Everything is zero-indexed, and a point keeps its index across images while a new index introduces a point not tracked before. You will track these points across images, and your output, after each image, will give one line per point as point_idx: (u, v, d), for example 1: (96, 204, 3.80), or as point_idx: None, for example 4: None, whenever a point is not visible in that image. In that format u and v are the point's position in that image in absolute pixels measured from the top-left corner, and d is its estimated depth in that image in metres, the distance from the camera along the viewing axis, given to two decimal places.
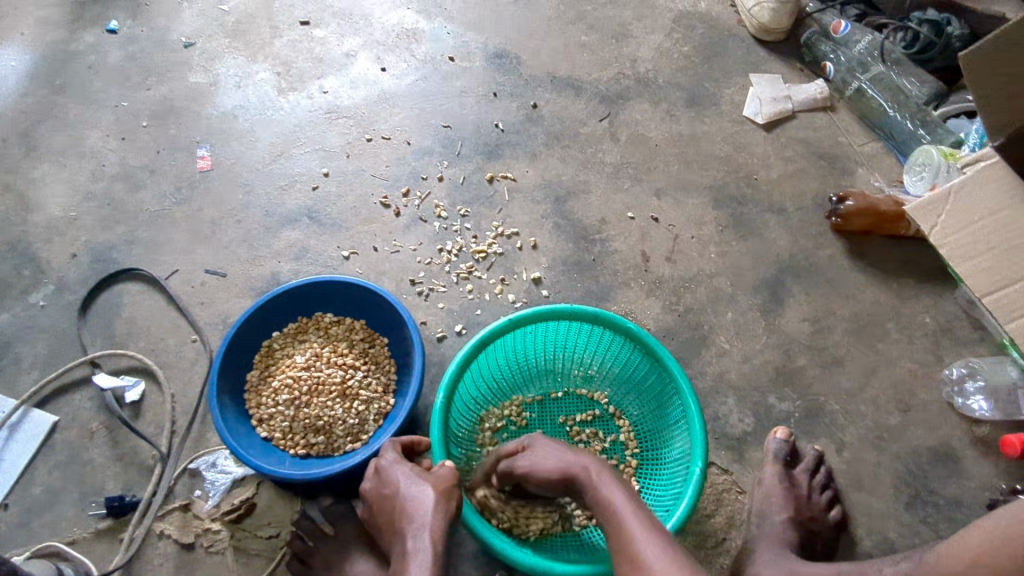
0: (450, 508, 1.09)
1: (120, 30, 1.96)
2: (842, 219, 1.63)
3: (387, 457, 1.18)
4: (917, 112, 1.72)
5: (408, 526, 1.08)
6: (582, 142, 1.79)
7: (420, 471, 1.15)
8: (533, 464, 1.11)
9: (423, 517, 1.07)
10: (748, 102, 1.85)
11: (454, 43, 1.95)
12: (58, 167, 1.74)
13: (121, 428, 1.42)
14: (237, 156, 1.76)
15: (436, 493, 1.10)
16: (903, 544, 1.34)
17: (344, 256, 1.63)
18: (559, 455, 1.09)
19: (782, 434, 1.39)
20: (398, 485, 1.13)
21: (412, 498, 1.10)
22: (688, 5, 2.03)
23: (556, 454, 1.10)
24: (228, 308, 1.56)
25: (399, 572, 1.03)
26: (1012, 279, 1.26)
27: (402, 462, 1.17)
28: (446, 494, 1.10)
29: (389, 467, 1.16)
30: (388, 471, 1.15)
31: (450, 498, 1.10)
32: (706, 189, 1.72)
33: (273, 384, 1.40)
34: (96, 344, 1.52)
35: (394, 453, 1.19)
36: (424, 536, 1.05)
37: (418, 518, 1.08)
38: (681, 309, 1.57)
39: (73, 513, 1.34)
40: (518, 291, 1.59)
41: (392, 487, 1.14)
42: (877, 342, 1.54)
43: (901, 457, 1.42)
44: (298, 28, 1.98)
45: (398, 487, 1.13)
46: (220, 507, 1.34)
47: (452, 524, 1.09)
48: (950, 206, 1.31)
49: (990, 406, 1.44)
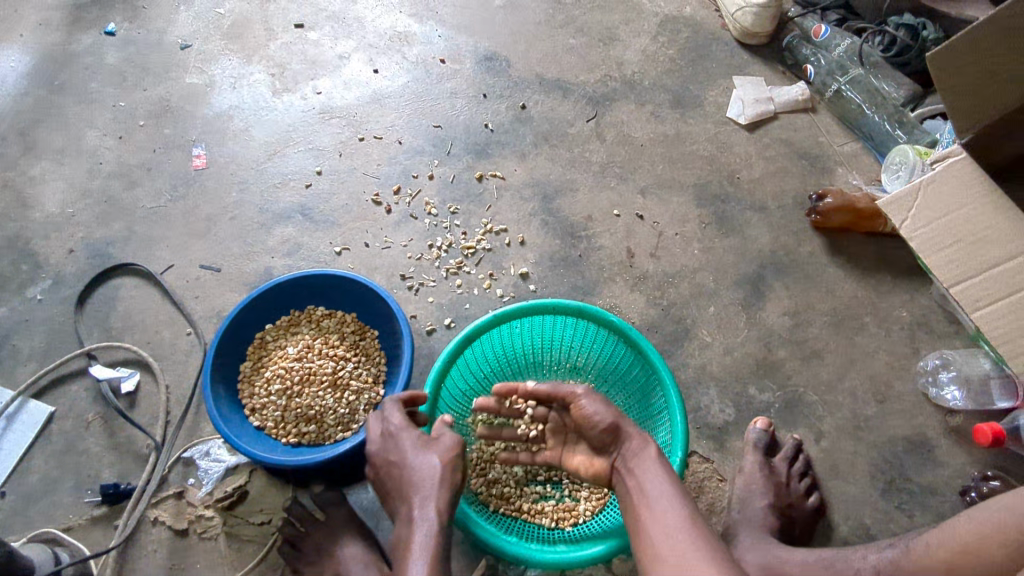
0: (454, 480, 1.13)
1: (117, 32, 2.00)
2: (821, 216, 1.68)
3: (394, 416, 1.20)
4: (894, 114, 1.78)
5: (414, 495, 1.11)
6: (570, 142, 1.83)
7: (426, 440, 1.17)
8: (583, 410, 1.17)
9: (429, 488, 1.11)
10: (731, 104, 1.90)
11: (445, 46, 2.00)
12: (57, 165, 1.78)
13: (116, 419, 1.45)
14: (232, 156, 1.80)
15: (442, 463, 1.13)
16: (879, 530, 1.38)
17: (336, 251, 1.67)
18: (612, 411, 1.16)
19: (762, 425, 1.43)
20: (404, 452, 1.15)
21: (417, 468, 1.13)
22: (673, 10, 2.08)
23: (609, 408, 1.16)
24: (222, 302, 1.60)
25: (403, 540, 1.07)
26: (979, 269, 1.28)
27: (409, 428, 1.18)
28: (452, 462, 1.14)
29: (396, 432, 1.17)
30: (397, 437, 1.17)
31: (454, 471, 1.13)
32: (690, 188, 1.77)
33: (265, 374, 1.43)
34: (92, 337, 1.55)
35: (400, 413, 1.20)
36: (430, 507, 1.09)
37: (425, 488, 1.11)
38: (664, 303, 1.61)
39: (68, 501, 1.37)
40: (506, 286, 1.63)
41: (399, 454, 1.16)
42: (855, 335, 1.58)
43: (877, 446, 1.46)
44: (292, 30, 2.03)
45: (403, 455, 1.15)
46: (214, 495, 1.37)
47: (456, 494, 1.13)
48: (919, 201, 1.32)
49: (963, 395, 1.48)
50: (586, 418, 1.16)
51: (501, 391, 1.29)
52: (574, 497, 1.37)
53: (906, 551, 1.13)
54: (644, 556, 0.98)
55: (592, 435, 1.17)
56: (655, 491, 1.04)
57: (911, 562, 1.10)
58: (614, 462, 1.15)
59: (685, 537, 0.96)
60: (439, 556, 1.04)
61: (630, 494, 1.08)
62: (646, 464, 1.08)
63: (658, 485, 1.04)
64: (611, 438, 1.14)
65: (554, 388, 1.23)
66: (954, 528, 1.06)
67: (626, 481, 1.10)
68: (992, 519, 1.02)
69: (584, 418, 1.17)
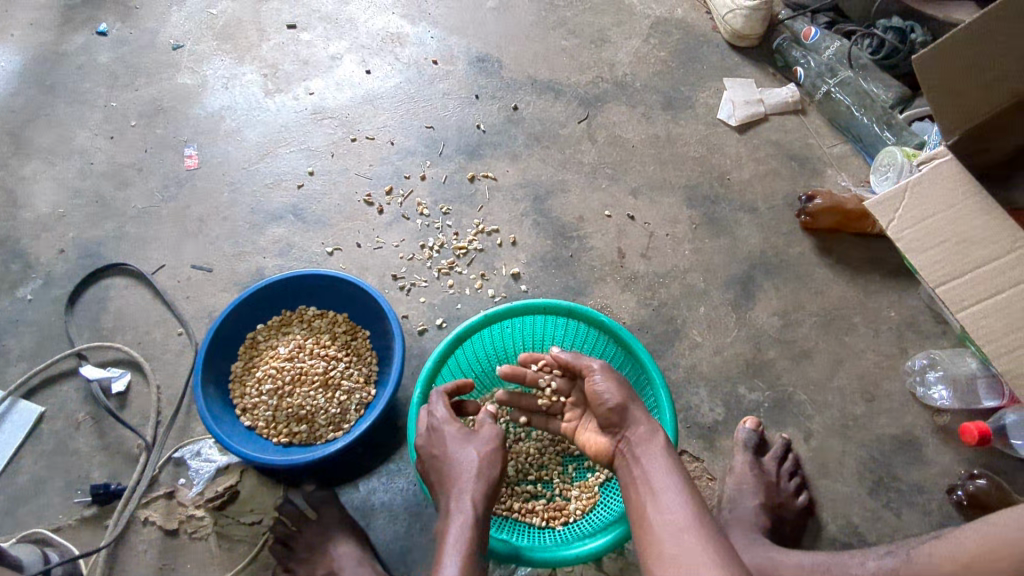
0: (491, 476, 1.14)
1: (109, 32, 2.00)
2: (810, 217, 1.70)
3: (442, 406, 1.22)
4: (882, 116, 1.80)
5: (452, 488, 1.12)
6: (562, 143, 1.84)
7: (467, 433, 1.18)
8: (596, 387, 1.19)
9: (467, 481, 1.12)
10: (722, 105, 1.91)
11: (437, 47, 2.01)
12: (48, 165, 1.77)
13: (106, 419, 1.45)
14: (224, 156, 1.80)
15: (484, 460, 1.15)
16: (867, 528, 1.39)
17: (328, 252, 1.67)
18: (625, 393, 1.18)
19: (751, 424, 1.44)
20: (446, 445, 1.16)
21: (458, 462, 1.14)
22: (665, 12, 2.10)
23: (621, 391, 1.18)
24: (213, 302, 1.60)
25: (440, 531, 1.07)
26: (966, 269, 1.25)
27: (452, 421, 1.20)
28: (491, 461, 1.16)
29: (440, 424, 1.19)
30: (440, 429, 1.18)
31: (491, 467, 1.15)
32: (681, 189, 1.78)
33: (256, 374, 1.43)
34: (83, 337, 1.55)
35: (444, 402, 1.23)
36: (467, 499, 1.09)
37: (464, 481, 1.12)
38: (655, 303, 1.62)
39: (58, 502, 1.37)
40: (498, 286, 1.64)
41: (441, 446, 1.17)
42: (844, 335, 1.59)
43: (865, 445, 1.47)
44: (285, 31, 2.03)
45: (446, 448, 1.16)
46: (204, 495, 1.37)
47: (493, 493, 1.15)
48: (909, 201, 1.30)
49: (950, 395, 1.49)
50: (597, 395, 1.18)
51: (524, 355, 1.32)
52: (564, 496, 1.38)
53: (908, 559, 1.13)
54: (647, 548, 0.98)
55: (600, 413, 1.19)
56: (662, 484, 1.03)
57: (914, 570, 1.10)
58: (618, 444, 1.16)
59: (691, 535, 0.94)
60: (475, 549, 1.04)
61: (635, 484, 1.08)
62: (654, 454, 1.08)
63: (664, 475, 1.04)
64: (618, 419, 1.16)
65: (572, 357, 1.25)
66: (960, 541, 1.06)
67: (631, 469, 1.10)
68: (992, 532, 1.01)
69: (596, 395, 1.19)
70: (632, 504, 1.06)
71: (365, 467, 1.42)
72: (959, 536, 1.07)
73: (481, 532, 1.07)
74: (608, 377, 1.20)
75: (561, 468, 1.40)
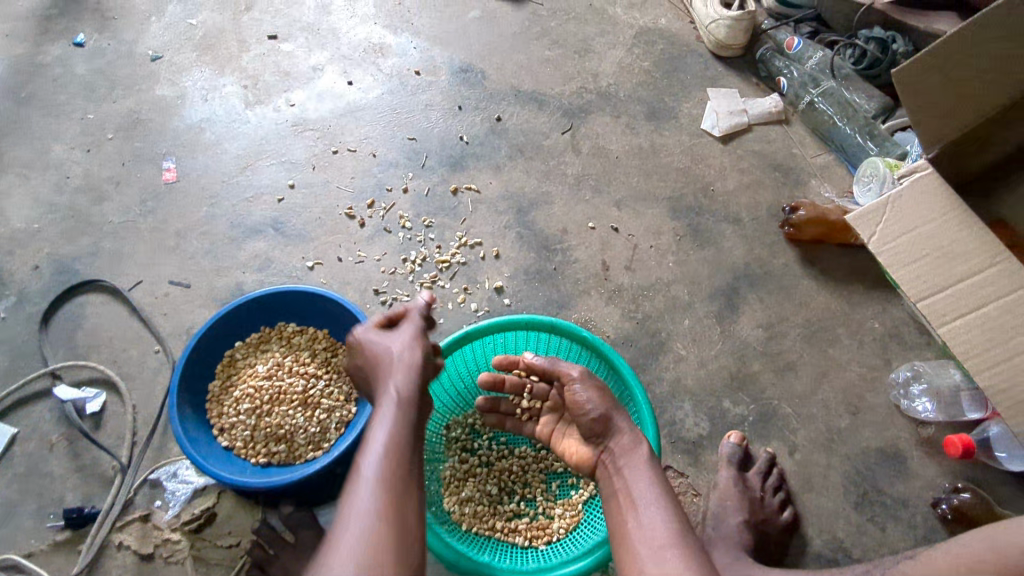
0: (414, 360, 1.08)
1: (86, 43, 1.97)
2: (795, 228, 1.70)
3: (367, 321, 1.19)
4: (865, 126, 1.79)
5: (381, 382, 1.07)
6: (545, 154, 1.83)
7: (390, 332, 1.14)
8: (574, 396, 1.18)
9: (392, 369, 1.07)
10: (706, 116, 1.90)
11: (420, 57, 1.99)
12: (22, 179, 1.74)
13: (81, 440, 1.42)
14: (203, 169, 1.78)
15: (408, 346, 1.10)
16: (852, 543, 1.38)
17: (309, 266, 1.65)
18: (606, 402, 1.17)
19: (735, 438, 1.43)
20: (370, 345, 1.13)
21: (380, 359, 1.10)
22: (649, 22, 2.09)
23: (603, 400, 1.17)
24: (192, 319, 1.57)
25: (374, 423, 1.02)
26: (949, 283, 1.23)
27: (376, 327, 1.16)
28: (417, 345, 1.11)
29: (363, 333, 1.15)
30: (362, 336, 1.15)
31: (414, 350, 1.10)
32: (664, 200, 1.77)
33: (234, 393, 1.41)
34: (57, 356, 1.52)
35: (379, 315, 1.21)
36: (392, 384, 1.04)
37: (387, 374, 1.07)
38: (639, 316, 1.61)
39: (30, 526, 1.34)
40: (481, 300, 1.62)
41: (365, 352, 1.13)
42: (828, 347, 1.58)
43: (850, 458, 1.47)
44: (265, 42, 2.01)
45: (371, 350, 1.12)
46: (181, 518, 1.34)
47: (427, 374, 1.09)
48: (889, 215, 1.29)
49: (934, 407, 1.49)
50: (577, 404, 1.17)
51: (501, 362, 1.32)
52: (548, 514, 1.36)
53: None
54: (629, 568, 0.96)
55: (580, 423, 1.18)
56: (643, 497, 1.02)
57: None
58: (601, 455, 1.15)
59: (672, 554, 0.93)
60: (405, 431, 0.98)
61: (616, 496, 1.07)
62: (636, 466, 1.07)
63: (646, 487, 1.03)
64: (598, 429, 1.15)
65: (549, 364, 1.24)
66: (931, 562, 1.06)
67: (613, 480, 1.09)
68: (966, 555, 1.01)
69: (575, 404, 1.18)
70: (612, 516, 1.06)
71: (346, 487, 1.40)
72: (930, 557, 1.07)
73: (411, 412, 1.01)
74: (590, 382, 1.20)
75: (544, 486, 1.39)
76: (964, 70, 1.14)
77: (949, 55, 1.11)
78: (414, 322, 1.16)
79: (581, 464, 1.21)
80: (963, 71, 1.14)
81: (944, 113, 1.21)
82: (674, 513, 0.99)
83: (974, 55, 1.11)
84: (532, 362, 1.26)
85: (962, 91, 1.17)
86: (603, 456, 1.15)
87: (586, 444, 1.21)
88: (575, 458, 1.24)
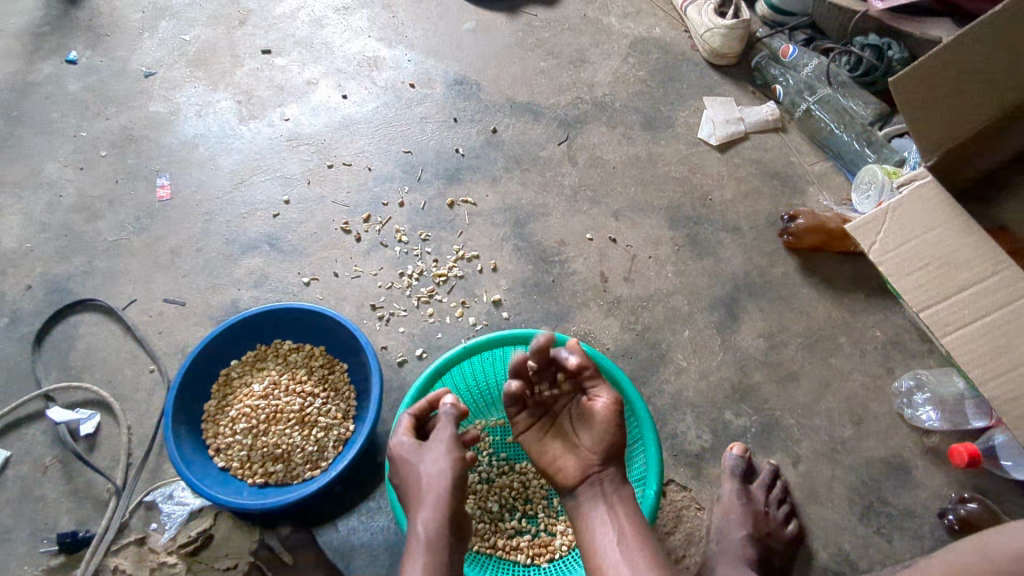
0: (442, 488, 1.07)
1: (79, 61, 1.96)
2: (794, 237, 1.68)
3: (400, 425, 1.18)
4: (862, 133, 1.78)
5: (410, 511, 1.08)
6: (541, 166, 1.82)
7: (419, 446, 1.13)
8: (599, 411, 1.15)
9: (421, 500, 1.07)
10: (702, 124, 1.89)
11: (415, 70, 1.98)
12: (15, 199, 1.73)
13: (74, 463, 1.40)
14: (197, 185, 1.76)
15: (436, 468, 1.09)
16: (859, 556, 1.37)
17: (305, 282, 1.64)
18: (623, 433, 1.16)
19: (737, 451, 1.41)
20: (401, 462, 1.13)
21: (411, 482, 1.10)
22: (643, 31, 2.09)
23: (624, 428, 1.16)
24: (187, 338, 1.55)
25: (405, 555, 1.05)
26: (953, 291, 1.22)
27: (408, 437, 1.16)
28: (446, 465, 1.10)
29: (395, 443, 1.15)
30: (394, 450, 1.15)
31: (441, 477, 1.08)
32: (662, 210, 1.76)
33: (230, 413, 1.39)
34: (50, 377, 1.50)
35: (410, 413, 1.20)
36: (419, 522, 1.05)
37: (414, 508, 1.07)
38: (639, 328, 1.60)
39: (24, 552, 1.32)
40: (479, 313, 1.61)
41: (399, 467, 1.13)
42: (830, 357, 1.57)
43: (855, 469, 1.45)
44: (259, 56, 2.00)
45: (403, 468, 1.12)
46: (177, 540, 1.32)
47: (458, 495, 1.09)
48: (889, 224, 1.28)
49: (939, 415, 1.47)
50: (598, 421, 1.15)
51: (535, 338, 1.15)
52: (550, 531, 1.34)
53: None
54: None
55: (592, 437, 1.16)
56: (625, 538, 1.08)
57: None
58: (588, 472, 1.15)
59: None
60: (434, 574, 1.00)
61: (600, 517, 1.11)
62: (623, 499, 1.12)
63: (627, 528, 1.09)
64: (605, 450, 1.15)
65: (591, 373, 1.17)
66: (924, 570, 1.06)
67: (592, 504, 1.13)
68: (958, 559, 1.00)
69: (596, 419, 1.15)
70: (588, 534, 1.12)
71: (345, 506, 1.38)
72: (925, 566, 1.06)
73: (439, 553, 1.02)
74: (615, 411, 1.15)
75: (546, 502, 1.37)
76: (966, 79, 1.13)
77: (952, 63, 1.11)
78: (444, 429, 1.14)
79: (561, 471, 1.18)
80: (965, 79, 1.13)
81: (948, 121, 1.20)
82: (656, 547, 1.08)
83: (974, 63, 1.11)
84: (578, 362, 1.16)
85: (963, 102, 1.17)
86: (595, 474, 1.15)
87: (575, 458, 1.18)
88: (557, 461, 1.20)
